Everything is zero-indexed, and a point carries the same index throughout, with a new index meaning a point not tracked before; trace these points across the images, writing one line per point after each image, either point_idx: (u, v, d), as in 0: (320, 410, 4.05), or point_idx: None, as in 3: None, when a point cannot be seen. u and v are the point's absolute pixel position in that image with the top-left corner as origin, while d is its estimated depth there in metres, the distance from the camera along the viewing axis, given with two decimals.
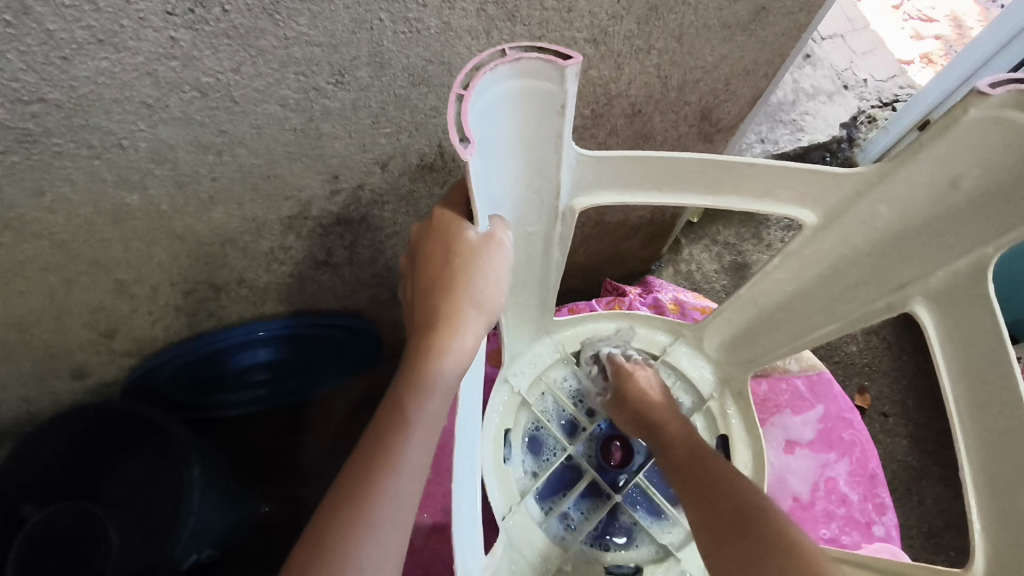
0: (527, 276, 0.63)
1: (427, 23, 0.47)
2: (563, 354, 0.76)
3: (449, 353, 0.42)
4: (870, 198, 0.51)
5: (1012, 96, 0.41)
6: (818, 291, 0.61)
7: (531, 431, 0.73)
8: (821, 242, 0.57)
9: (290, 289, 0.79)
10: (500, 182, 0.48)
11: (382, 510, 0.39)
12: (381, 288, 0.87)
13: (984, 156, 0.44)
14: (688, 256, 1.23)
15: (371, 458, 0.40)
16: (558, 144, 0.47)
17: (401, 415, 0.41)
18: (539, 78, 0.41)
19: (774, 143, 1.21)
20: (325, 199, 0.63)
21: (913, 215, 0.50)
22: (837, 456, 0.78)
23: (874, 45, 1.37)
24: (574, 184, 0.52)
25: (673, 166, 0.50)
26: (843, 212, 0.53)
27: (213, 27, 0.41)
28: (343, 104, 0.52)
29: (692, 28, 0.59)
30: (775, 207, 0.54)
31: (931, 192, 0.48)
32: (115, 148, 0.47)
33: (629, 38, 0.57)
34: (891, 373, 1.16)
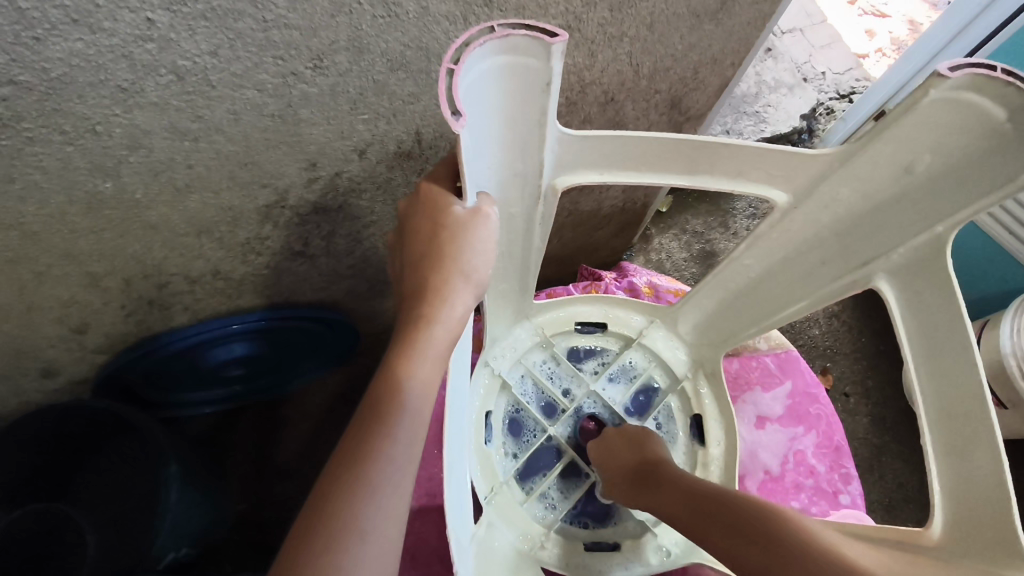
0: (509, 258, 0.64)
1: (405, 8, 0.48)
2: (541, 337, 0.77)
3: (439, 323, 0.43)
4: (834, 181, 0.53)
5: (969, 78, 0.43)
6: (787, 271, 0.64)
7: (510, 414, 0.74)
8: (791, 223, 0.59)
9: (267, 281, 0.78)
10: (485, 161, 0.49)
11: (381, 474, 0.39)
12: (358, 279, 0.87)
13: (937, 139, 0.47)
14: (658, 246, 1.26)
15: (368, 426, 0.40)
16: (542, 122, 0.48)
17: (395, 382, 0.41)
18: (526, 55, 0.42)
19: (739, 134, 1.27)
20: (302, 187, 0.63)
21: (875, 195, 0.53)
22: (805, 429, 0.80)
23: (832, 39, 1.44)
24: (556, 164, 0.53)
25: (649, 146, 0.52)
26: (811, 194, 0.55)
27: (191, 8, 0.41)
28: (321, 89, 0.52)
29: (663, 16, 0.60)
30: (749, 187, 0.56)
31: (889, 172, 0.51)
32: (89, 135, 0.47)
33: (602, 26, 0.58)
34: (853, 355, 1.22)
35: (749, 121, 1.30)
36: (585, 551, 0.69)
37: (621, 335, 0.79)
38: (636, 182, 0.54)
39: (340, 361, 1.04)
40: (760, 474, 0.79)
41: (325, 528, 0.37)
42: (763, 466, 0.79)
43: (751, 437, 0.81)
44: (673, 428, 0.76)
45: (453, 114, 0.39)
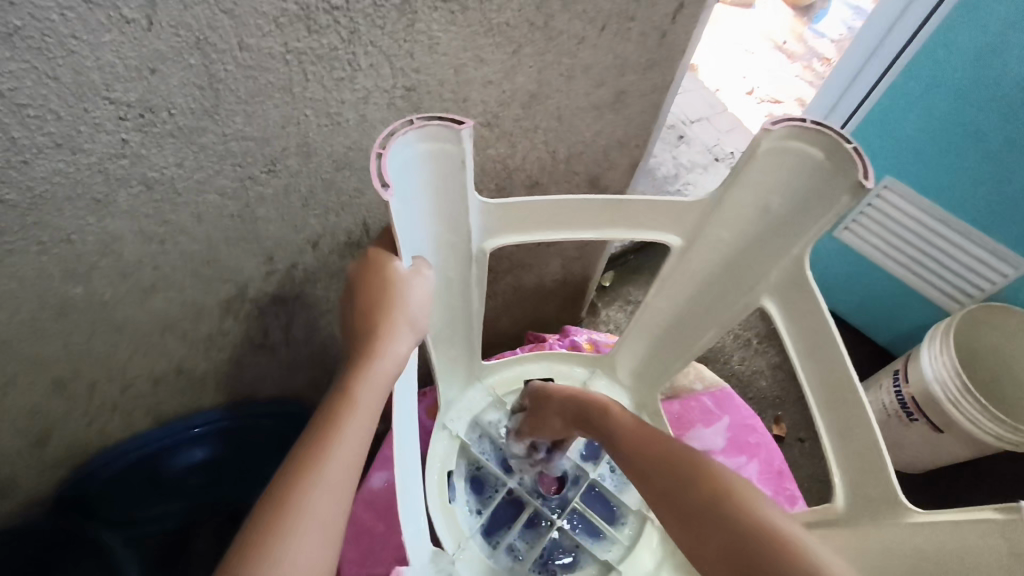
0: (456, 320, 0.70)
1: (345, 116, 0.56)
2: (494, 397, 0.80)
3: (388, 354, 0.48)
4: (714, 222, 0.63)
5: (788, 129, 0.54)
6: (697, 305, 0.72)
7: (472, 472, 0.76)
8: (688, 262, 0.68)
9: (229, 375, 0.82)
10: (419, 229, 0.56)
11: (332, 474, 0.42)
12: (318, 368, 0.92)
13: (781, 179, 0.57)
14: (605, 317, 1.43)
15: (319, 432, 0.44)
16: (464, 193, 0.55)
17: (347, 397, 0.46)
18: (439, 139, 0.50)
19: None
20: (261, 279, 0.69)
21: (748, 230, 0.62)
22: (745, 455, 0.85)
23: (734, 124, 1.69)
24: (482, 229, 0.60)
25: (556, 206, 0.59)
26: (698, 236, 0.65)
27: (160, 128, 0.48)
28: (275, 189, 0.59)
29: (569, 109, 0.71)
30: (644, 232, 0.64)
31: (751, 211, 0.61)
32: (64, 243, 0.52)
33: (517, 120, 0.69)
34: (799, 402, 1.38)
35: None
36: None
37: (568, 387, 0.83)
38: (555, 241, 0.62)
39: None
40: None
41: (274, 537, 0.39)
42: None
43: None
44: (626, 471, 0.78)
45: (384, 187, 0.46)
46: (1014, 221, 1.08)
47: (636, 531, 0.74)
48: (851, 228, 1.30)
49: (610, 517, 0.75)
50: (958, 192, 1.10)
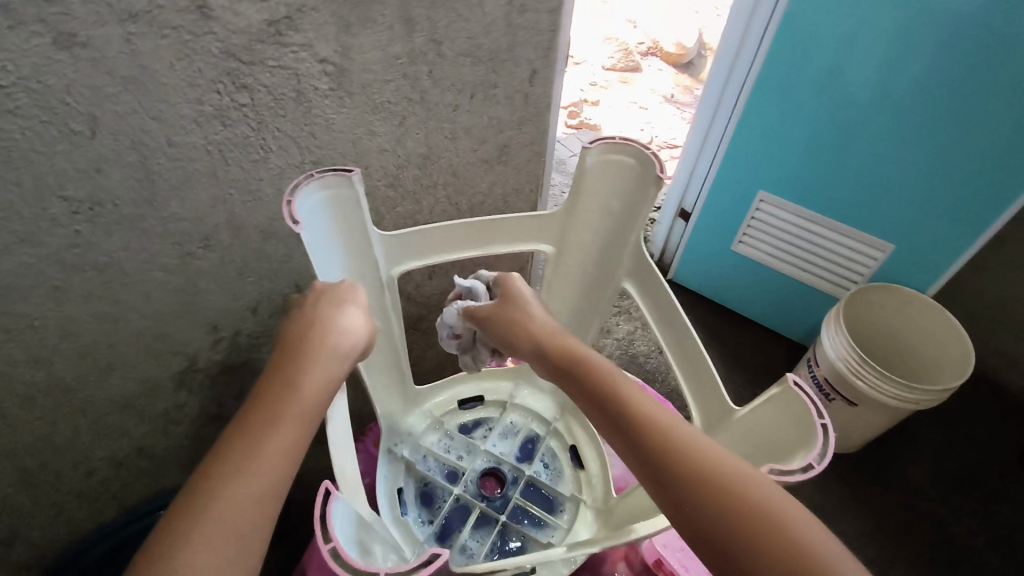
0: (381, 348, 0.79)
1: (265, 193, 0.68)
2: (432, 420, 0.88)
3: (330, 344, 0.56)
4: (571, 229, 0.78)
5: (601, 145, 0.70)
6: (581, 296, 0.86)
7: (422, 488, 0.81)
8: (562, 265, 0.82)
9: (191, 452, 0.88)
10: (332, 265, 0.66)
11: (274, 430, 0.47)
12: None
13: (610, 183, 0.73)
14: None
15: (266, 400, 0.50)
16: (364, 228, 0.67)
17: (291, 374, 0.52)
18: (334, 185, 0.61)
19: None
20: (209, 349, 0.77)
21: (598, 227, 0.78)
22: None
23: None
24: (387, 261, 0.72)
25: (443, 233, 0.72)
26: (564, 240, 0.79)
27: (107, 218, 0.58)
28: (213, 262, 0.69)
29: (461, 165, 0.85)
30: (521, 245, 0.77)
31: (597, 212, 0.76)
32: (26, 330, 0.60)
33: (417, 179, 0.82)
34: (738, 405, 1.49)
35: None
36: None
37: (496, 401, 0.92)
38: (448, 261, 0.73)
39: (271, 537, 1.05)
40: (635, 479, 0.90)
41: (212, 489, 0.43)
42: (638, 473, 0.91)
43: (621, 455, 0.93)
44: (558, 465, 0.85)
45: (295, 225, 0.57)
46: (871, 216, 1.26)
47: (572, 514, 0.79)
48: (744, 242, 1.48)
49: (549, 507, 0.81)
50: (822, 195, 1.29)
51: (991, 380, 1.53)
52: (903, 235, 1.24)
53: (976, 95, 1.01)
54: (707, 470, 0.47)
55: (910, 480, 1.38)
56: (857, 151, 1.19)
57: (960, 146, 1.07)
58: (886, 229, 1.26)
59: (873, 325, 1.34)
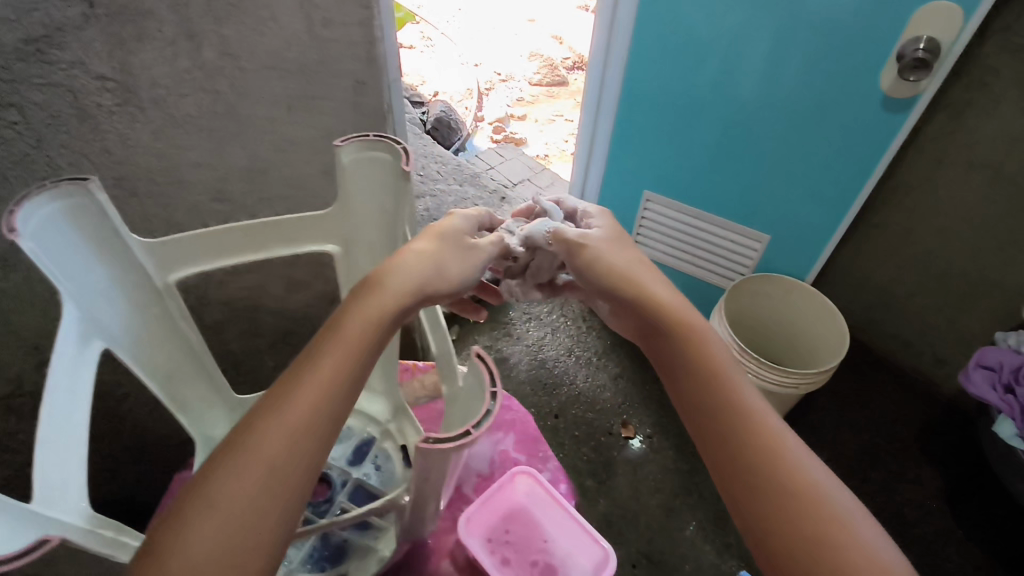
0: (174, 369, 0.67)
1: None
2: None
3: (365, 314, 0.52)
4: (352, 234, 0.65)
5: (355, 144, 0.57)
6: None
7: None
8: (348, 271, 0.69)
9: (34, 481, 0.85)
10: (89, 286, 0.54)
11: (296, 414, 0.46)
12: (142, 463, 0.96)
13: (379, 184, 0.60)
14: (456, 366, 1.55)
15: (296, 383, 0.48)
16: (119, 237, 0.55)
17: (321, 348, 0.50)
18: (72, 198, 0.50)
19: None
20: (35, 371, 0.77)
21: (379, 232, 0.65)
22: (503, 430, 0.83)
23: (552, 180, 2.07)
24: (157, 268, 0.60)
25: (222, 236, 0.60)
26: (349, 244, 0.66)
27: None
28: (18, 282, 0.68)
29: (297, 176, 0.84)
30: (304, 247, 0.64)
31: (379, 217, 0.63)
32: None
33: (247, 191, 0.81)
34: (644, 401, 1.51)
35: None
36: None
37: None
38: (227, 266, 0.62)
39: None
40: (472, 479, 0.79)
41: (240, 451, 0.44)
42: (476, 471, 0.80)
43: None
44: (391, 467, 0.79)
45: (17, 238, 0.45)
46: (745, 210, 1.29)
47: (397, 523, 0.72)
48: (641, 242, 1.50)
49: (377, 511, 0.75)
50: (700, 191, 1.32)
51: (887, 362, 1.58)
52: (775, 224, 1.28)
53: (823, 92, 1.05)
54: (768, 456, 0.51)
55: None
56: (731, 147, 1.22)
57: (817, 139, 1.11)
58: (761, 221, 1.29)
59: (756, 314, 1.37)
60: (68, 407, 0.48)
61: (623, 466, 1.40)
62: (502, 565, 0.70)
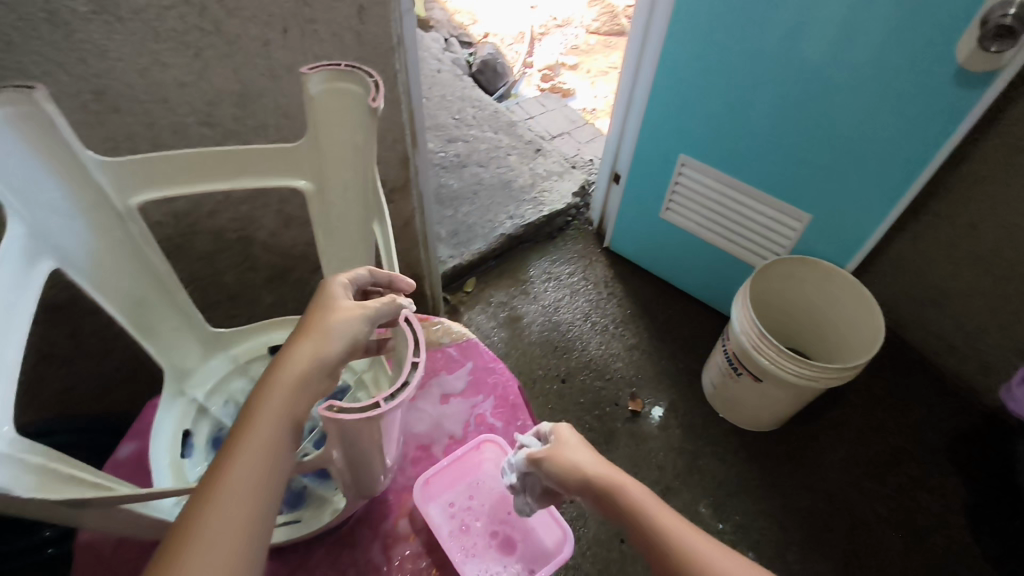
0: (143, 293, 0.67)
1: None
2: (236, 364, 0.77)
3: (288, 362, 0.46)
4: (324, 170, 0.63)
5: (324, 74, 0.55)
6: (356, 253, 0.70)
7: (214, 435, 0.73)
8: (322, 211, 0.66)
9: (29, 390, 0.88)
10: (43, 198, 0.54)
11: (231, 480, 0.40)
12: (138, 382, 0.98)
13: (348, 116, 0.58)
14: (467, 320, 1.53)
15: (224, 455, 0.42)
16: (74, 152, 0.55)
17: (249, 415, 0.44)
18: (20, 106, 0.49)
19: (521, 218, 1.63)
20: None
21: (353, 169, 0.62)
22: (481, 394, 0.80)
23: (593, 135, 1.97)
24: (118, 188, 0.60)
25: (185, 160, 0.59)
26: (321, 180, 0.64)
27: None
28: None
29: (293, 106, 0.79)
30: (272, 179, 0.63)
31: (350, 153, 0.61)
32: None
33: (238, 118, 0.77)
34: (656, 375, 1.45)
35: (530, 205, 1.67)
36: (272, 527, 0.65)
37: None
38: (190, 191, 0.61)
39: None
40: (443, 441, 0.76)
41: (192, 537, 0.37)
42: (449, 433, 0.77)
43: (434, 413, 0.78)
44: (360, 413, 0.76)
45: None
46: (788, 184, 1.19)
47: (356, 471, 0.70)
48: (671, 209, 1.42)
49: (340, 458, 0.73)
50: (741, 160, 1.22)
51: (927, 362, 1.46)
52: (819, 202, 1.17)
53: (889, 58, 0.93)
54: None
55: (823, 460, 1.33)
56: (779, 114, 1.11)
57: (873, 116, 1.00)
58: (803, 201, 1.19)
59: (788, 298, 1.27)
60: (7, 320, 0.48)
61: (625, 438, 1.36)
62: (460, 531, 0.70)
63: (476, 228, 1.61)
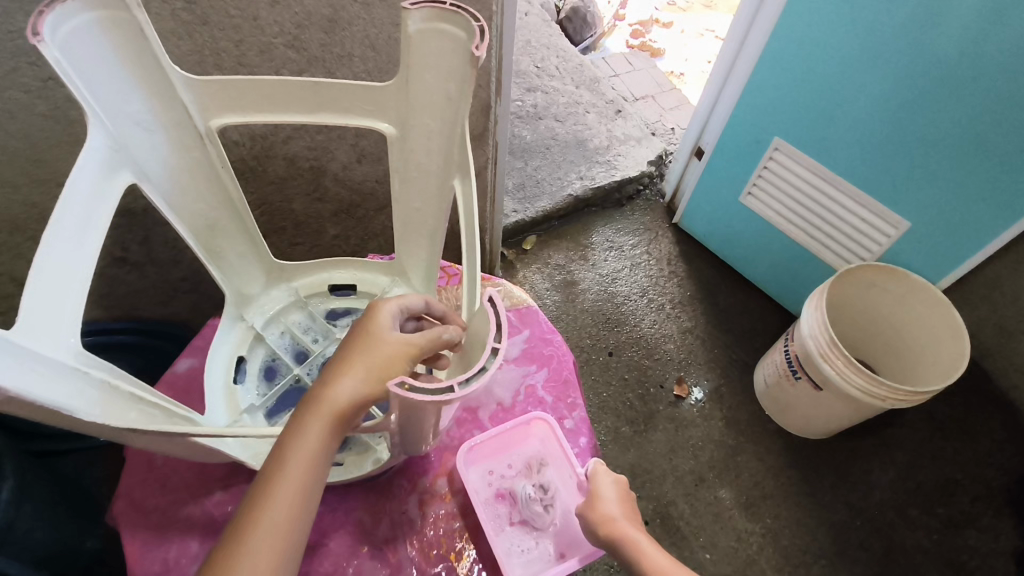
0: (213, 218, 0.66)
1: None
2: (296, 297, 0.76)
3: (334, 396, 0.48)
4: (411, 113, 0.60)
5: (428, 10, 0.52)
6: (430, 205, 0.67)
7: (267, 363, 0.72)
8: (403, 156, 0.64)
9: (99, 289, 0.91)
10: (124, 107, 0.54)
11: (272, 514, 0.45)
12: (199, 295, 1.00)
13: (446, 58, 0.54)
14: (522, 277, 1.50)
15: (266, 484, 0.45)
16: (159, 64, 0.54)
17: (291, 443, 0.47)
18: (112, 10, 0.50)
19: (591, 179, 1.58)
20: None
21: (442, 118, 0.59)
22: (535, 365, 0.77)
23: (679, 102, 1.87)
24: (200, 109, 0.59)
25: (271, 87, 0.58)
26: (406, 123, 0.61)
27: None
28: None
29: (382, 39, 0.75)
30: (355, 118, 0.61)
31: (441, 100, 0.57)
32: None
33: (325, 45, 0.73)
34: (707, 363, 1.40)
35: (603, 167, 1.61)
36: None
37: (366, 295, 0.77)
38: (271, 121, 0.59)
39: None
40: (491, 406, 0.74)
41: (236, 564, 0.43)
42: (497, 399, 0.75)
43: None
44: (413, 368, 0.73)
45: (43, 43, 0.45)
46: (891, 187, 1.09)
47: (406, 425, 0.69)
48: (753, 192, 1.33)
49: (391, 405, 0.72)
50: (842, 153, 1.12)
51: (1003, 396, 1.36)
52: (924, 210, 1.06)
53: None
54: None
55: (870, 479, 1.27)
56: (895, 110, 1.00)
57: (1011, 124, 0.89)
58: (908, 207, 1.08)
59: (867, 309, 1.19)
60: (79, 233, 0.49)
61: (665, 422, 1.33)
62: (494, 499, 0.72)
63: (544, 184, 1.57)
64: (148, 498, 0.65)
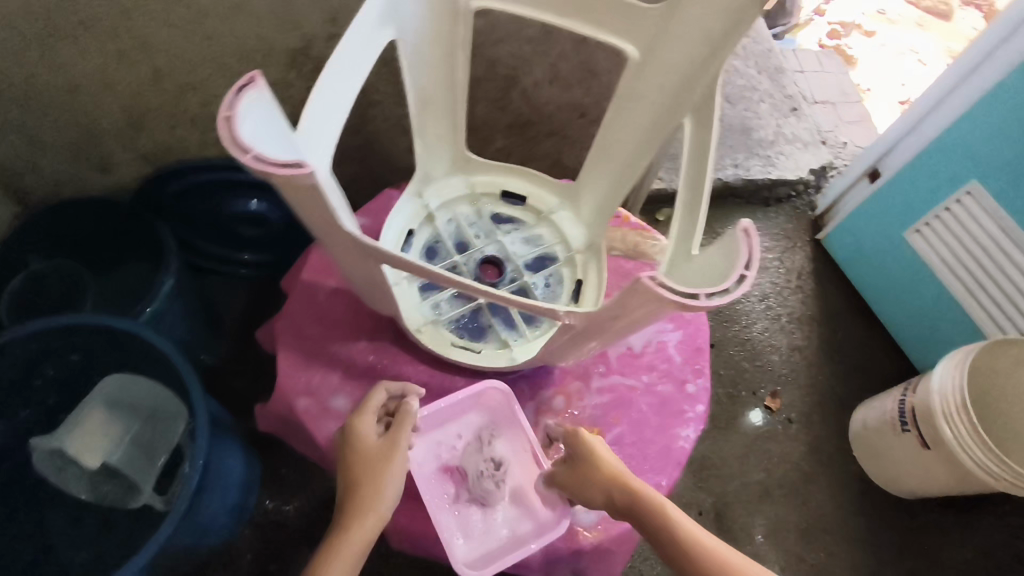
0: (437, 91, 0.78)
1: None
2: (470, 192, 0.86)
3: (365, 485, 0.65)
4: (661, 43, 0.71)
5: None
6: (648, 133, 0.76)
7: (429, 244, 0.82)
8: (636, 80, 0.74)
9: None
10: None
11: (328, 574, 0.61)
12: (363, 169, 1.07)
13: (722, 2, 0.64)
14: None
15: (322, 554, 0.62)
16: None
17: (341, 526, 0.64)
18: None
19: (745, 170, 1.52)
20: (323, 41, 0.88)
21: (689, 55, 0.69)
22: (677, 326, 0.83)
23: (859, 118, 1.74)
24: None
25: None
26: (652, 49, 0.72)
27: None
28: None
29: None
30: (610, 36, 0.73)
31: (698, 37, 0.67)
32: None
33: None
34: (806, 386, 1.36)
35: (759, 162, 1.54)
36: (451, 347, 0.77)
37: (533, 209, 0.86)
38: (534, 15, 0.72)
39: None
40: (620, 347, 0.81)
41: None
42: (628, 342, 0.81)
43: None
44: (558, 288, 0.81)
45: None
46: None
47: (540, 339, 0.79)
48: (922, 231, 1.25)
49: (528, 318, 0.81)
50: None
51: None
52: None
53: None
54: None
55: (941, 553, 1.22)
56: None
57: None
58: None
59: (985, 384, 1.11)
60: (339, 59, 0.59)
61: (747, 428, 1.31)
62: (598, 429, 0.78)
63: None
64: (306, 323, 0.77)
